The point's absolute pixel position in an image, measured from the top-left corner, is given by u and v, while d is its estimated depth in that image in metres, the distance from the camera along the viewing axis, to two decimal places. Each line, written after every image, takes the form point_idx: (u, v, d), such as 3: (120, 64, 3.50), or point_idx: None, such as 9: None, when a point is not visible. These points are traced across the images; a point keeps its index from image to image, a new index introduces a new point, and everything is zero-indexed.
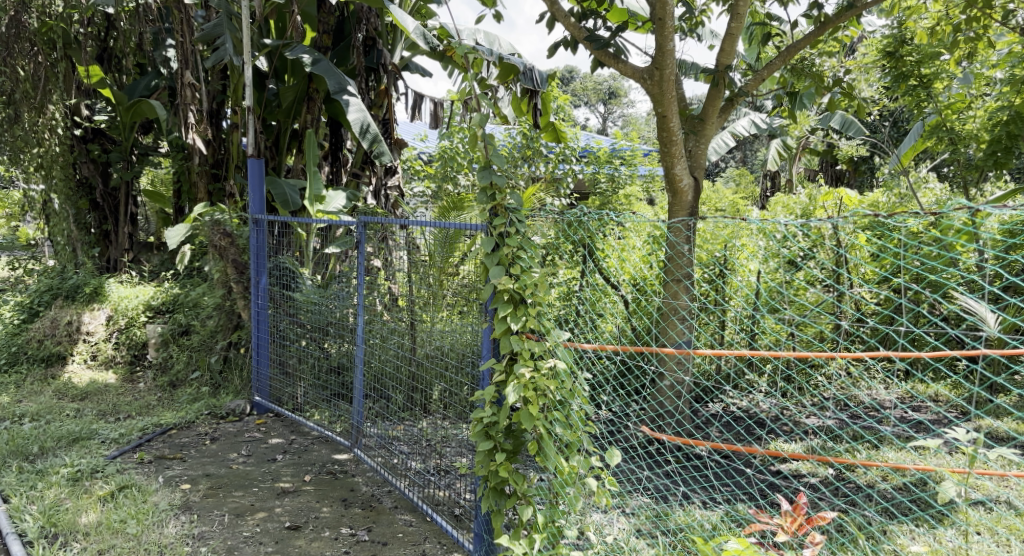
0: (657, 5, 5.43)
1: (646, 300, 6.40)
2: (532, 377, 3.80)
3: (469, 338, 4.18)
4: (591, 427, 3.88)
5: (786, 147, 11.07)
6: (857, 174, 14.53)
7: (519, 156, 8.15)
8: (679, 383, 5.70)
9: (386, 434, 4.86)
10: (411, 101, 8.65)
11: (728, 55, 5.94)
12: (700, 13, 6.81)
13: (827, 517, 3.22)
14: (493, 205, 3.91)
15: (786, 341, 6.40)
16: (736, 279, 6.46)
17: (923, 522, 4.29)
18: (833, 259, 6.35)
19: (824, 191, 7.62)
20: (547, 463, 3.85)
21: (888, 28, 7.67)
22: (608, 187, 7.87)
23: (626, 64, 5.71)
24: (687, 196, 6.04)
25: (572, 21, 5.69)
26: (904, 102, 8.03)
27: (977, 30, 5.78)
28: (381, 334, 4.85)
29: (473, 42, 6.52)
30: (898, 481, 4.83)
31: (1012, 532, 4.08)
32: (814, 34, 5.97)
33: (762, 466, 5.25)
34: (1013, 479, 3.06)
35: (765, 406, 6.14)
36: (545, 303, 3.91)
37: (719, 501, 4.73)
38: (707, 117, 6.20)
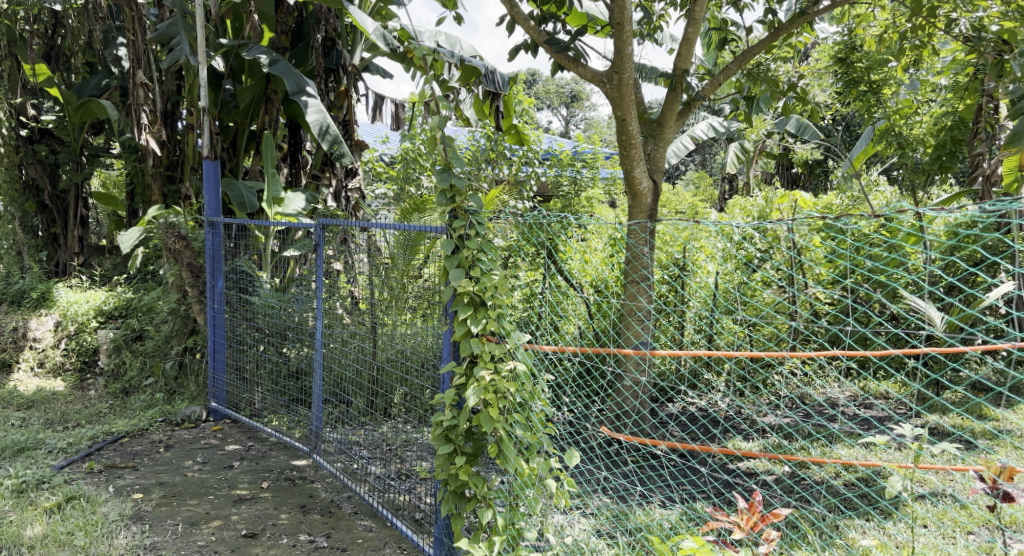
0: (616, 9, 5.48)
1: (606, 302, 6.45)
2: (492, 380, 3.80)
3: (430, 341, 4.18)
4: (551, 429, 3.90)
5: (744, 151, 11.27)
6: (812, 178, 14.89)
7: (482, 159, 8.17)
8: (637, 384, 5.75)
9: (346, 439, 4.83)
10: (372, 102, 8.60)
11: (685, 60, 6.02)
12: (657, 18, 6.89)
13: (783, 513, 3.19)
14: (453, 208, 3.92)
15: (743, 342, 6.51)
16: (695, 280, 6.55)
17: (873, 518, 4.40)
18: (788, 260, 6.47)
19: (779, 194, 7.78)
20: (507, 465, 3.85)
21: (839, 35, 7.85)
22: (570, 190, 7.93)
23: (585, 68, 5.76)
24: (646, 199, 6.11)
25: (532, 25, 5.71)
26: (856, 108, 8.23)
27: (922, 37, 5.94)
28: (341, 338, 4.82)
29: (433, 44, 6.49)
30: (849, 478, 4.94)
31: (957, 525, 4.21)
32: (768, 40, 6.08)
33: (719, 465, 5.33)
34: (956, 474, 3.14)
35: (723, 405, 6.23)
36: (505, 304, 3.94)
37: (677, 501, 4.79)
38: (665, 121, 6.28)
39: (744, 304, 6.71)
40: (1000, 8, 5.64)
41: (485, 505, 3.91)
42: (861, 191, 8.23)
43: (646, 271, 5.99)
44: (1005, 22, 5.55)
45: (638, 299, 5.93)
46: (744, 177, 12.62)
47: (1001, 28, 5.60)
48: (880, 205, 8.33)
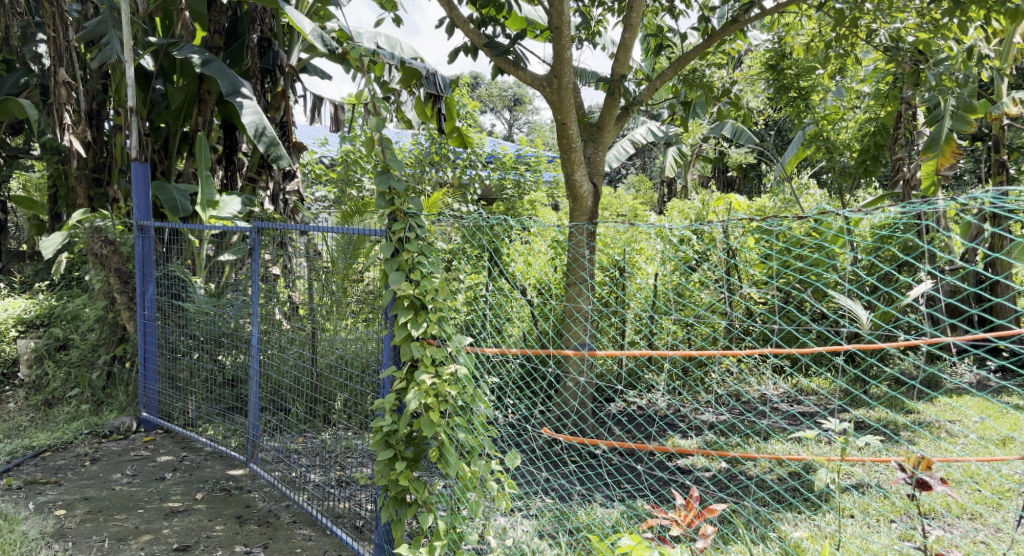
0: (554, 14, 5.52)
1: (547, 304, 6.49)
2: (433, 383, 3.80)
3: (371, 346, 4.13)
4: (492, 432, 3.92)
5: (681, 155, 11.50)
6: (747, 181, 15.37)
7: (425, 162, 8.15)
8: (578, 385, 5.80)
9: (285, 448, 4.76)
10: (310, 103, 8.47)
11: (623, 65, 6.10)
12: (596, 23, 6.98)
13: (719, 508, 3.24)
14: (392, 210, 3.89)
15: (681, 342, 6.63)
16: (635, 281, 6.65)
17: (803, 511, 4.53)
18: (724, 261, 6.63)
19: (715, 196, 7.96)
20: (448, 469, 3.85)
21: (770, 42, 8.08)
22: (513, 193, 7.93)
23: (525, 72, 5.79)
24: (586, 202, 6.19)
25: (472, 28, 5.72)
26: (786, 113, 8.48)
27: (846, 46, 6.16)
28: (279, 346, 4.73)
29: (373, 45, 6.41)
30: (781, 473, 5.09)
31: (883, 515, 4.37)
32: (703, 47, 6.19)
33: (657, 464, 5.41)
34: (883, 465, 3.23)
35: (662, 405, 6.34)
36: (446, 308, 3.94)
37: (617, 500, 4.85)
38: (604, 125, 6.36)
39: (683, 304, 6.84)
40: (916, 20, 5.88)
41: (426, 510, 3.89)
42: (793, 194, 8.48)
43: (588, 273, 6.05)
44: (921, 33, 5.80)
45: (578, 301, 5.99)
46: (682, 180, 12.90)
47: (917, 39, 5.84)
48: (811, 208, 8.60)
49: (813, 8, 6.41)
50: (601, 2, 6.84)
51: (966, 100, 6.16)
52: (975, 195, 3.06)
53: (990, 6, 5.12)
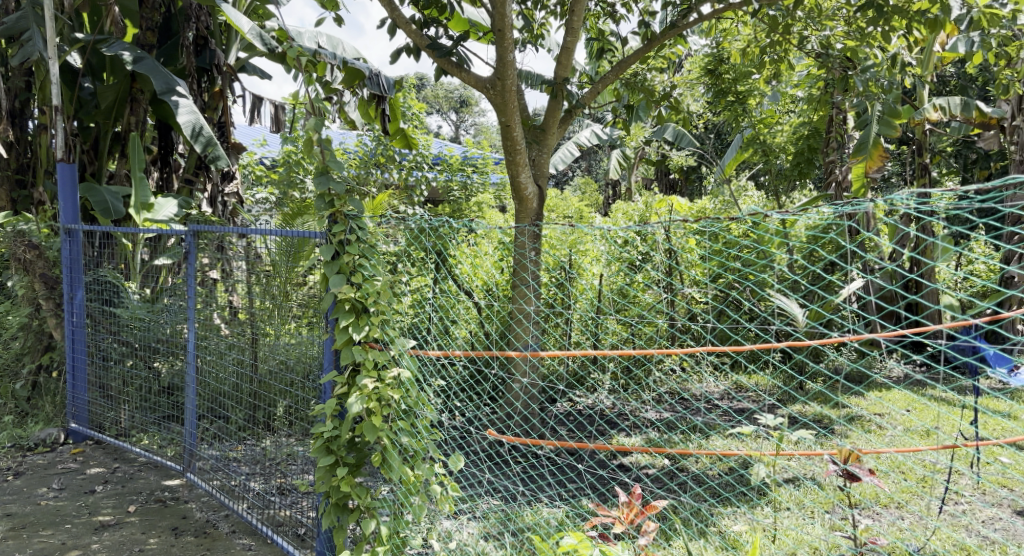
0: (497, 16, 5.53)
1: (493, 306, 6.49)
2: (375, 388, 3.76)
3: (313, 350, 4.08)
4: (436, 435, 3.92)
5: (625, 157, 11.65)
6: (689, 183, 15.68)
7: (370, 164, 8.06)
8: (525, 386, 5.81)
9: (224, 456, 4.66)
10: (249, 103, 8.29)
11: (565, 68, 6.15)
12: (539, 26, 7.03)
13: (662, 504, 3.29)
14: (332, 212, 3.85)
15: (625, 342, 6.71)
16: (581, 282, 6.70)
17: (742, 505, 4.62)
18: (666, 261, 6.73)
19: (657, 198, 8.09)
20: (392, 474, 3.82)
21: (708, 47, 8.26)
22: (460, 195, 7.87)
23: (468, 74, 5.79)
24: (531, 204, 6.21)
25: (414, 29, 5.68)
26: (724, 117, 8.67)
27: (780, 52, 6.32)
28: (217, 351, 4.63)
29: (314, 44, 6.28)
30: (721, 470, 5.19)
31: (819, 506, 4.49)
32: (643, 51, 6.28)
33: (600, 463, 5.46)
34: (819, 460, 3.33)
35: (606, 404, 6.41)
36: (388, 311, 3.91)
37: (561, 501, 4.88)
38: (548, 127, 6.40)
39: (627, 304, 6.93)
40: (845, 28, 6.07)
41: (369, 515, 3.85)
42: (733, 195, 8.67)
43: (532, 274, 6.09)
44: (848, 40, 5.99)
45: (522, 302, 6.01)
46: (626, 182, 13.08)
47: (845, 46, 6.04)
48: (750, 209, 8.80)
49: (748, 15, 6.57)
50: (544, 5, 6.89)
51: (891, 106, 6.40)
52: (894, 198, 3.19)
53: (911, 16, 5.33)
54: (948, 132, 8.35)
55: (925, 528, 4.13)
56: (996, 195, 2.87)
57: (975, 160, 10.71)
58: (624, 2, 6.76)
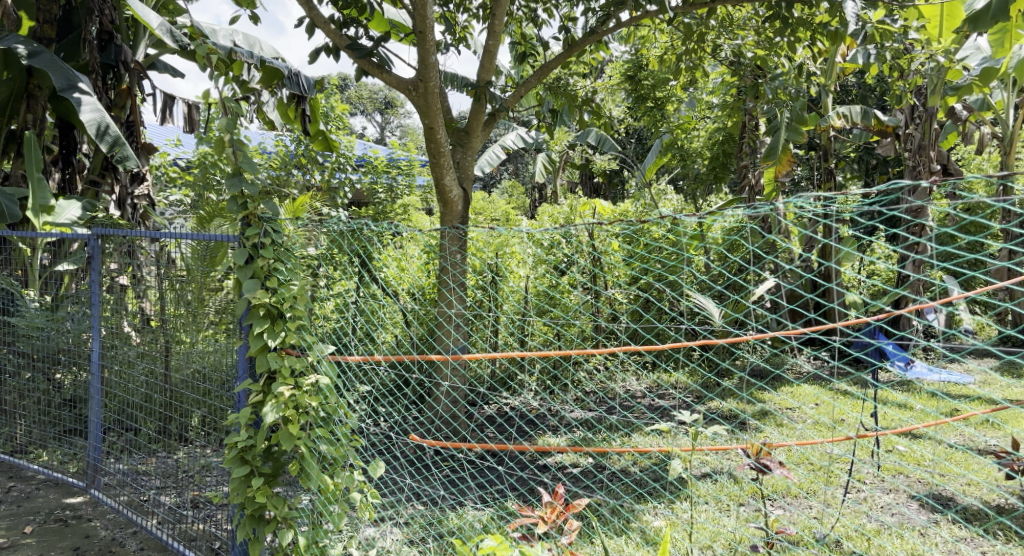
0: (418, 17, 5.49)
1: (420, 310, 6.46)
2: (292, 395, 3.69)
3: (227, 358, 3.97)
4: (357, 442, 3.85)
5: (550, 161, 11.81)
6: (612, 186, 16.00)
7: (290, 165, 7.90)
8: (451, 390, 5.78)
9: (132, 470, 4.49)
10: (160, 102, 8.01)
11: (488, 71, 6.16)
12: (461, 29, 7.05)
13: (585, 502, 3.31)
14: (245, 215, 3.75)
15: (550, 344, 6.77)
16: (507, 285, 6.73)
17: (663, 501, 4.73)
18: (590, 264, 6.84)
19: (582, 201, 8.20)
20: (310, 483, 3.75)
21: (628, 53, 8.47)
22: (386, 199, 7.75)
23: (390, 75, 5.74)
24: (456, 206, 6.19)
25: (333, 28, 5.58)
26: (644, 121, 8.89)
27: (695, 60, 6.50)
28: (126, 361, 4.45)
29: (229, 42, 6.08)
30: (640, 468, 5.31)
31: (732, 499, 4.63)
32: (564, 56, 6.34)
33: (524, 464, 5.49)
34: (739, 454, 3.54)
35: (530, 406, 6.46)
36: (305, 316, 3.83)
37: (484, 503, 4.88)
38: (472, 130, 6.39)
39: (552, 306, 7.00)
40: (754, 38, 6.29)
41: (286, 526, 3.77)
42: (654, 198, 8.85)
43: (456, 277, 6.07)
44: (758, 50, 6.21)
45: (447, 306, 5.99)
46: (552, 185, 13.28)
47: (755, 55, 6.26)
48: (670, 211, 9.01)
49: (665, 23, 6.74)
50: (466, 9, 6.89)
51: (799, 113, 6.66)
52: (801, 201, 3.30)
53: (814, 28, 5.57)
54: (851, 139, 8.76)
55: (830, 515, 4.32)
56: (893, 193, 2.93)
57: (875, 166, 11.28)
58: (545, 7, 6.83)
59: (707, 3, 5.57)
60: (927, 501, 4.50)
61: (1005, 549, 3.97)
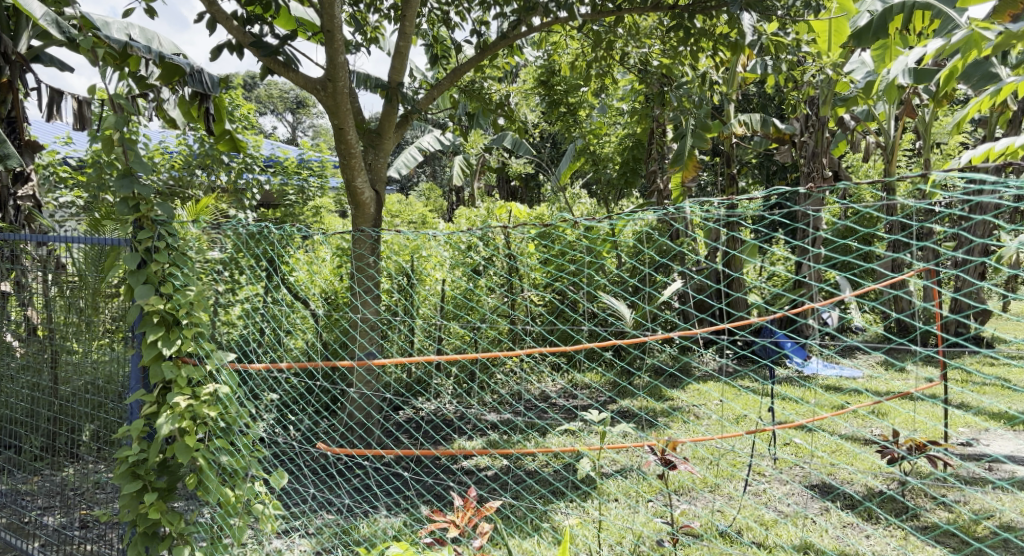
0: (326, 16, 5.38)
1: (332, 314, 6.32)
2: (189, 405, 3.55)
3: (119, 368, 3.78)
4: (259, 452, 3.73)
5: (467, 163, 11.82)
6: (528, 190, 16.15)
7: (194, 164, 7.32)
8: (363, 396, 5.67)
9: (13, 489, 4.23)
10: (48, 97, 7.56)
11: (399, 72, 6.08)
12: (372, 29, 6.96)
13: (496, 506, 3.30)
14: (137, 218, 3.59)
15: (466, 348, 6.74)
16: (422, 288, 6.68)
17: (574, 502, 4.76)
18: (506, 266, 6.85)
19: (498, 203, 8.22)
20: (209, 496, 3.61)
21: (540, 58, 8.56)
22: (297, 200, 7.59)
23: (297, 74, 5.59)
24: (368, 208, 6.08)
25: (236, 25, 5.41)
26: (557, 125, 9.00)
27: (606, 65, 6.61)
28: (7, 374, 4.19)
29: (124, 35, 5.78)
30: (554, 468, 5.34)
31: (641, 498, 4.73)
32: (477, 58, 6.31)
33: (438, 469, 5.44)
34: (653, 454, 3.63)
35: (446, 410, 6.41)
36: (204, 323, 3.69)
37: (395, 509, 4.81)
38: (384, 131, 6.28)
39: (468, 309, 6.96)
40: (661, 46, 6.45)
41: (182, 542, 3.61)
42: (568, 202, 8.94)
43: (369, 281, 5.97)
44: (663, 58, 6.37)
45: (359, 310, 5.87)
46: (469, 188, 13.30)
47: (661, 63, 6.43)
48: (583, 215, 9.12)
49: (575, 29, 6.83)
50: (377, 9, 6.80)
51: (704, 120, 6.87)
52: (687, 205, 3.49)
53: (715, 38, 5.75)
54: (753, 146, 9.09)
55: (733, 509, 4.45)
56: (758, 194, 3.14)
57: (775, 172, 11.75)
58: (458, 10, 6.81)
59: (615, 11, 5.67)
60: (822, 490, 4.70)
61: (888, 531, 4.19)
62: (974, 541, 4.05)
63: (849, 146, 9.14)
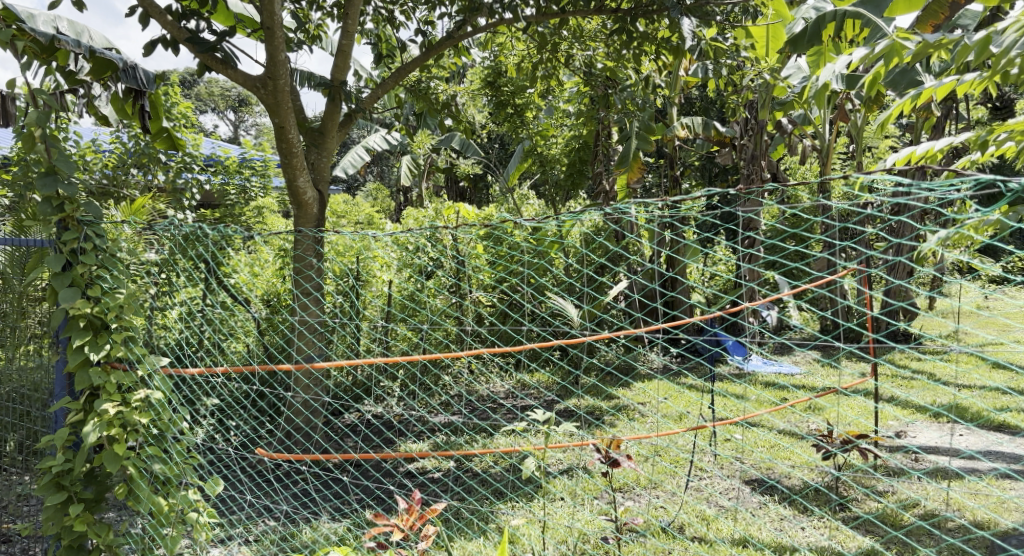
0: (265, 12, 5.25)
1: (275, 316, 6.20)
2: (118, 412, 3.43)
3: (44, 375, 3.64)
4: (194, 459, 3.63)
5: (414, 164, 11.75)
6: (476, 191, 16.16)
7: (127, 164, 6.97)
8: (306, 399, 5.57)
9: None
10: None
11: (342, 70, 5.99)
12: (315, 27, 6.86)
13: (440, 508, 3.27)
14: (63, 218, 3.46)
15: (412, 349, 6.69)
16: (367, 290, 6.61)
17: (521, 501, 4.77)
18: (453, 267, 6.84)
19: (446, 204, 8.18)
20: (140, 506, 3.49)
21: (487, 59, 8.55)
22: (238, 200, 7.45)
23: (235, 71, 5.45)
24: (311, 209, 5.97)
25: (170, 20, 5.25)
26: (505, 127, 9.00)
27: (552, 67, 6.63)
28: None
29: (52, 29, 5.56)
30: (501, 468, 5.33)
31: (587, 496, 4.76)
32: (423, 58, 6.25)
33: (383, 472, 5.38)
34: (597, 451, 3.67)
35: (393, 413, 6.35)
36: (134, 326, 3.57)
37: (339, 513, 4.73)
38: (327, 131, 6.18)
39: (414, 310, 6.91)
40: (605, 50, 6.50)
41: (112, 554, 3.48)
42: (516, 203, 8.95)
43: (311, 282, 5.86)
44: (608, 61, 6.42)
45: (302, 312, 5.77)
46: (417, 189, 13.25)
47: (605, 66, 6.48)
48: (531, 216, 9.13)
49: (521, 31, 6.83)
50: (320, 6, 6.69)
51: (647, 123, 6.95)
52: (629, 207, 3.51)
53: (657, 42, 5.82)
54: (696, 149, 9.24)
55: (677, 505, 4.52)
56: (695, 196, 3.17)
57: (718, 174, 11.98)
58: (402, 9, 6.75)
59: (559, 14, 5.69)
60: (761, 484, 4.80)
61: (822, 523, 4.29)
62: (894, 528, 4.19)
63: (788, 149, 9.36)
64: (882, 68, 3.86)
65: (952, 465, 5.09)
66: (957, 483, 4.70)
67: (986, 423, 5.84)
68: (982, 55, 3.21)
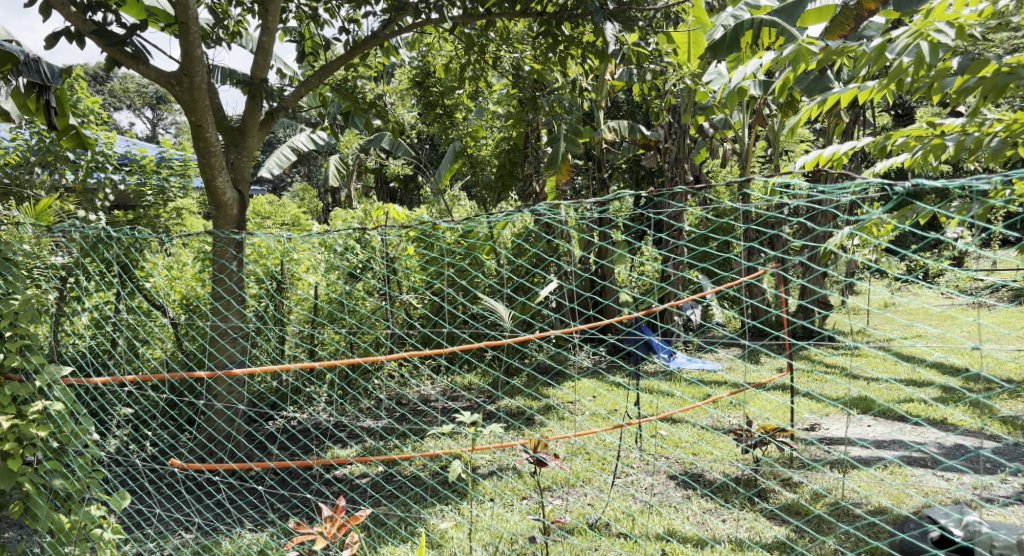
0: (178, 6, 5.05)
1: (193, 321, 5.97)
2: (13, 426, 3.24)
3: None
4: (100, 473, 3.46)
5: (342, 164, 11.52)
6: (406, 192, 15.97)
7: (31, 162, 6.60)
8: (227, 407, 5.38)
9: None
10: None
11: (262, 67, 5.81)
12: (234, 24, 6.63)
13: (363, 515, 3.26)
14: None
15: (338, 354, 6.55)
16: (290, 293, 6.43)
17: (448, 505, 4.71)
18: (379, 269, 6.71)
19: (374, 205, 8.03)
20: (39, 524, 3.30)
21: (414, 58, 8.44)
22: (155, 200, 7.13)
23: (147, 66, 5.23)
24: (231, 210, 5.77)
25: (75, 12, 5.00)
26: (433, 127, 8.89)
27: (480, 68, 6.58)
28: None
29: None
30: (429, 472, 5.27)
31: (514, 497, 4.73)
32: (347, 57, 6.11)
33: (306, 479, 5.24)
34: (522, 453, 3.65)
35: (318, 418, 6.21)
36: (32, 333, 3.38)
37: (260, 522, 4.59)
38: (247, 130, 5.98)
39: (340, 314, 6.76)
40: (532, 51, 6.49)
41: None
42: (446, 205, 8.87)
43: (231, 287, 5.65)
44: (535, 64, 6.41)
45: (221, 317, 5.57)
46: (344, 190, 13.00)
47: (532, 68, 6.47)
48: (461, 218, 9.07)
49: (448, 32, 6.78)
50: (239, 1, 6.49)
51: (574, 127, 6.98)
52: (555, 210, 3.49)
53: (583, 46, 5.83)
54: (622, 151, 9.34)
55: (603, 503, 4.54)
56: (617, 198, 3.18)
57: (645, 176, 12.15)
58: (326, 7, 6.60)
59: (485, 15, 5.66)
60: (685, 482, 4.87)
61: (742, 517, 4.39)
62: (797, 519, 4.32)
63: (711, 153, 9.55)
64: (790, 73, 3.96)
65: (852, 456, 5.30)
66: (867, 474, 4.88)
67: (895, 416, 6.09)
68: (879, 63, 3.33)
